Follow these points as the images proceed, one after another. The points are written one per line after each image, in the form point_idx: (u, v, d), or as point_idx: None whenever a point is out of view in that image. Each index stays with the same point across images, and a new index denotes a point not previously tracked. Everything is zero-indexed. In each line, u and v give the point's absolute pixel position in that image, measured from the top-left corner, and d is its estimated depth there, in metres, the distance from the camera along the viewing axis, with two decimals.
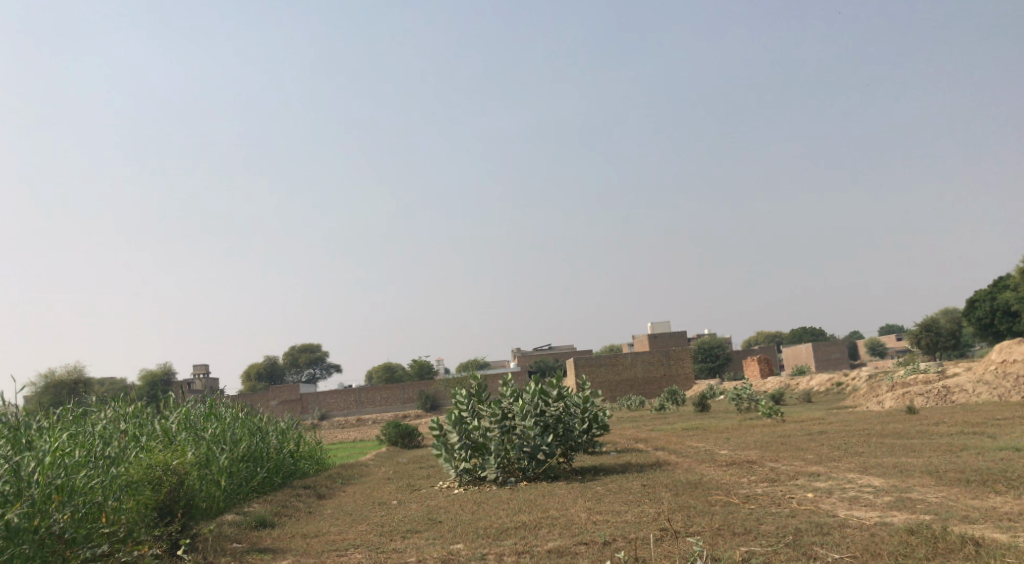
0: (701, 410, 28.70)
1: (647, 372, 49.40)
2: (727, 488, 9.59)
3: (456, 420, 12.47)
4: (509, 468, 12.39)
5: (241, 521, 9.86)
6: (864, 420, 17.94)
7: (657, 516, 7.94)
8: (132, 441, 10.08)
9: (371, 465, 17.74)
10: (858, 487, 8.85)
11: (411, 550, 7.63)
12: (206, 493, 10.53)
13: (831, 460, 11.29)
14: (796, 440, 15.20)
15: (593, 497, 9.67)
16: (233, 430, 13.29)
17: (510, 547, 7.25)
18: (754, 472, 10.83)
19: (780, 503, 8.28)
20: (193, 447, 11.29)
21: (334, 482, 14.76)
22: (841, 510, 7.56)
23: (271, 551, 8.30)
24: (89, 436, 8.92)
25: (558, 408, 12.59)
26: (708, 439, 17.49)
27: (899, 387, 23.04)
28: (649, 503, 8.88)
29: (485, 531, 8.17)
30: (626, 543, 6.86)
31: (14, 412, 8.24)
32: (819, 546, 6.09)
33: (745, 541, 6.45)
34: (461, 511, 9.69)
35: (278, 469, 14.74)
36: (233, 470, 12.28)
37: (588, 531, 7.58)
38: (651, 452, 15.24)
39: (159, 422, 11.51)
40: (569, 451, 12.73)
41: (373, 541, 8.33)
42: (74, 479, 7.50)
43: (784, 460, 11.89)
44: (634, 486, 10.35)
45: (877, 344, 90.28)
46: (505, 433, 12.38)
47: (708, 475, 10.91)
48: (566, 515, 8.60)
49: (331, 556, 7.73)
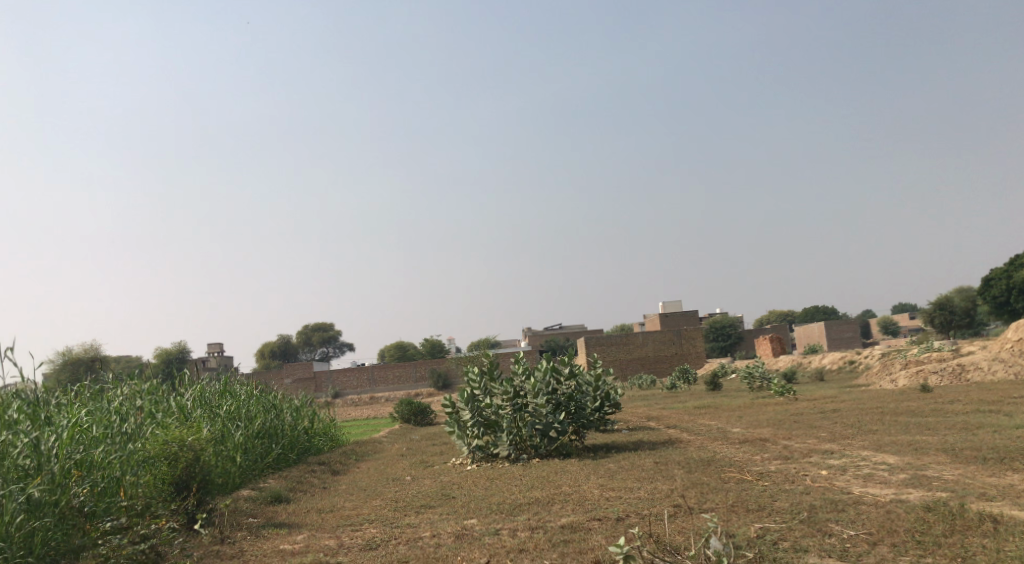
0: (712, 389, 28.65)
1: (658, 351, 49.38)
2: (740, 465, 9.58)
3: (467, 397, 12.51)
4: (521, 445, 12.41)
5: (257, 496, 9.95)
6: (878, 399, 17.88)
7: (671, 493, 7.95)
8: (149, 417, 10.18)
9: (385, 442, 17.87)
10: (873, 465, 8.83)
11: (425, 526, 7.69)
12: (222, 469, 10.63)
13: (845, 438, 11.25)
14: (809, 417, 15.17)
15: (606, 474, 9.70)
16: (248, 407, 13.40)
17: (524, 523, 7.27)
18: (768, 450, 10.82)
19: (794, 480, 8.27)
20: (208, 424, 11.40)
21: (348, 458, 14.88)
22: (856, 487, 7.54)
23: (286, 525, 8.38)
24: (107, 412, 9.01)
25: (570, 386, 12.61)
26: (720, 417, 17.46)
27: (913, 365, 22.91)
28: (662, 480, 8.90)
29: (498, 507, 8.20)
30: (639, 520, 6.87)
31: (33, 387, 8.33)
32: (834, 523, 6.07)
33: (759, 517, 6.45)
34: (474, 487, 9.74)
35: (293, 446, 14.85)
36: (248, 446, 12.39)
37: (601, 507, 7.60)
38: (664, 430, 15.23)
39: (175, 399, 11.61)
40: (581, 429, 12.75)
41: (388, 516, 8.40)
42: (93, 454, 7.57)
43: (797, 438, 11.87)
44: (647, 463, 10.37)
45: (891, 323, 89.79)
46: (517, 411, 12.42)
47: (721, 452, 10.91)
48: (579, 491, 8.63)
49: (346, 531, 7.80)
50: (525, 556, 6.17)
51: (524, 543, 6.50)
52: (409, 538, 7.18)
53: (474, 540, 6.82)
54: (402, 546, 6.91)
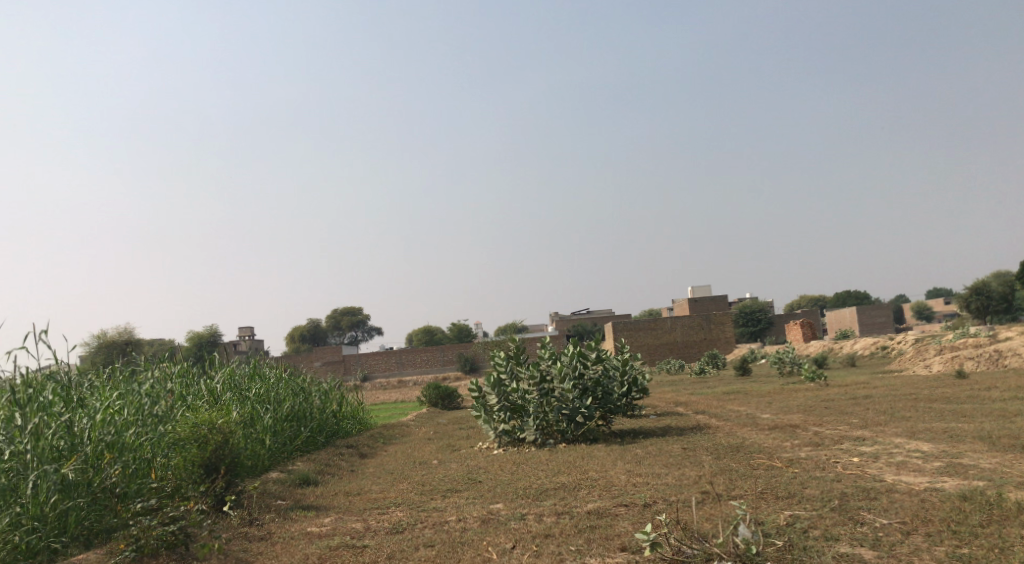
0: (742, 374, 28.41)
1: (687, 337, 49.08)
2: (770, 452, 9.46)
3: (494, 382, 12.54)
4: (548, 430, 12.34)
5: (286, 478, 10.03)
6: (912, 384, 17.61)
7: (699, 479, 7.87)
8: (179, 400, 10.29)
9: (412, 425, 17.95)
10: (906, 452, 8.67)
11: (452, 510, 7.69)
12: (251, 451, 10.74)
13: (878, 425, 11.06)
14: (841, 404, 14.95)
15: (634, 460, 9.64)
16: (277, 390, 13.52)
17: (550, 508, 7.23)
18: (798, 436, 10.67)
19: (825, 467, 8.15)
20: (237, 407, 11.51)
21: (376, 441, 14.96)
22: (889, 475, 7.40)
23: (314, 508, 8.43)
24: (138, 394, 9.10)
25: (597, 370, 12.56)
26: (750, 403, 17.29)
27: (948, 351, 22.50)
28: (690, 466, 8.83)
29: (524, 491, 8.19)
30: (666, 506, 6.81)
31: (67, 369, 8.42)
32: (866, 512, 5.95)
33: (790, 504, 6.36)
34: (501, 471, 9.73)
35: (322, 429, 14.96)
36: (277, 429, 12.49)
37: (628, 493, 7.54)
38: (692, 415, 15.11)
39: (205, 382, 11.74)
40: (608, 414, 12.68)
41: (415, 500, 8.41)
42: (124, 436, 7.66)
43: (828, 424, 11.70)
44: (674, 449, 10.29)
45: (925, 309, 88.33)
46: (544, 395, 12.38)
47: (750, 439, 10.78)
48: (606, 477, 8.58)
49: (373, 515, 7.81)
50: (550, 541, 6.13)
51: (550, 528, 6.46)
52: (435, 523, 7.17)
53: (500, 525, 6.79)
54: (428, 530, 6.91)
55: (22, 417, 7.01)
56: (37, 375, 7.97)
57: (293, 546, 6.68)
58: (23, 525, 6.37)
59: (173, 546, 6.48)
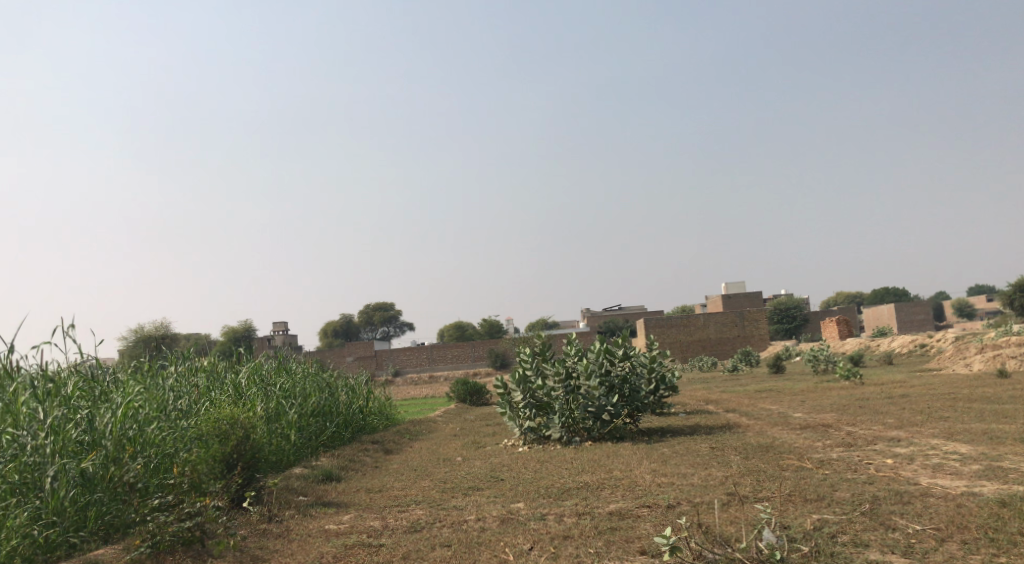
0: (775, 372, 27.96)
1: (719, 333, 48.52)
2: (801, 452, 9.20)
3: (520, 378, 12.39)
4: (574, 428, 12.15)
5: (309, 474, 9.99)
6: (952, 384, 17.14)
7: (725, 480, 7.66)
8: (203, 396, 10.31)
9: (439, 421, 17.91)
10: (943, 454, 8.37)
11: (471, 508, 7.57)
12: (275, 447, 10.75)
13: (914, 425, 10.73)
14: (877, 403, 14.59)
15: (660, 459, 9.45)
16: (303, 386, 13.51)
17: (571, 509, 7.07)
18: (830, 436, 10.38)
19: (857, 469, 7.89)
20: (262, 402, 11.52)
21: (402, 437, 14.91)
22: (925, 478, 7.14)
23: (334, 505, 8.37)
24: (162, 389, 9.10)
25: (625, 367, 12.38)
26: (782, 402, 16.96)
27: (990, 350, 21.81)
28: (717, 466, 8.61)
29: (546, 490, 8.05)
30: (690, 508, 6.62)
31: (91, 364, 8.41)
32: (898, 517, 5.71)
33: (818, 508, 6.14)
34: (524, 469, 9.59)
35: (348, 424, 14.93)
36: (302, 424, 12.48)
37: (651, 494, 7.36)
38: (722, 414, 14.83)
39: (231, 377, 11.76)
40: (636, 412, 12.48)
41: (435, 498, 8.31)
42: (147, 431, 7.63)
43: (862, 424, 11.38)
44: (702, 448, 10.07)
45: (967, 306, 86.32)
46: (570, 393, 12.20)
47: (781, 438, 10.51)
48: (630, 476, 8.40)
49: (393, 513, 7.71)
50: (568, 543, 5.97)
51: (569, 529, 6.30)
52: (454, 522, 7.05)
53: (519, 525, 6.65)
54: (446, 529, 6.79)
55: (44, 412, 7.01)
56: (62, 367, 7.96)
57: (310, 544, 6.62)
58: (43, 519, 6.35)
59: (190, 543, 6.46)
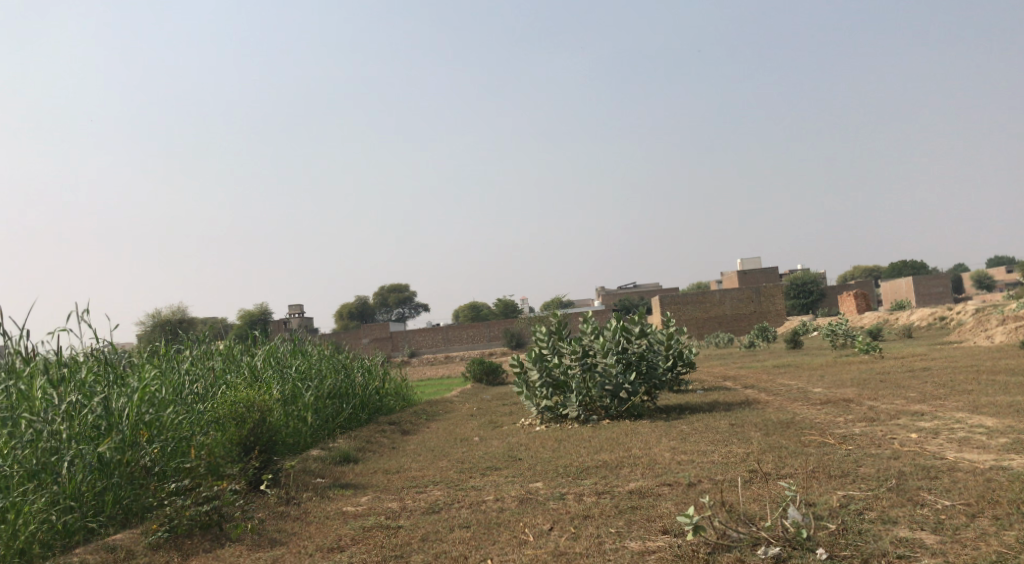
0: (792, 347, 27.72)
1: (735, 309, 48.22)
2: (822, 428, 9.06)
3: (536, 357, 12.25)
4: (591, 406, 12.08)
5: (326, 456, 9.97)
6: (974, 356, 16.94)
7: (746, 457, 7.55)
8: (219, 379, 10.29)
9: (456, 401, 17.89)
10: (969, 428, 8.22)
11: (489, 489, 7.50)
12: (292, 429, 10.74)
13: (937, 399, 10.56)
14: (897, 377, 14.42)
15: (679, 436, 9.34)
16: (319, 368, 13.47)
17: (591, 488, 6.99)
18: (851, 411, 10.23)
19: (881, 444, 7.75)
20: (278, 384, 11.50)
21: (418, 418, 14.89)
22: (951, 452, 6.99)
23: (352, 486, 8.33)
24: (178, 373, 9.05)
25: (641, 344, 12.26)
26: (801, 377, 16.79)
27: (1011, 322, 21.45)
28: (737, 443, 8.51)
29: (565, 470, 7.97)
30: (712, 485, 6.52)
31: (107, 347, 8.35)
32: (926, 492, 5.57)
33: (843, 484, 6.01)
34: (542, 449, 9.52)
35: (365, 406, 14.91)
36: (319, 406, 12.46)
37: (671, 472, 7.25)
38: (740, 390, 14.70)
39: (247, 360, 11.72)
40: (653, 389, 12.39)
41: (453, 478, 8.26)
42: (163, 415, 7.57)
43: (884, 398, 11.20)
44: (722, 425, 9.97)
45: (986, 277, 85.38)
46: (587, 371, 12.08)
47: (801, 414, 10.37)
48: (649, 454, 8.31)
49: (410, 494, 7.67)
50: (588, 523, 5.88)
51: (589, 509, 6.22)
52: (472, 502, 6.98)
53: (538, 505, 6.58)
54: (464, 510, 6.72)
55: (60, 397, 6.95)
56: (77, 351, 7.90)
57: (328, 526, 6.57)
58: (61, 504, 6.33)
59: (207, 527, 6.43)
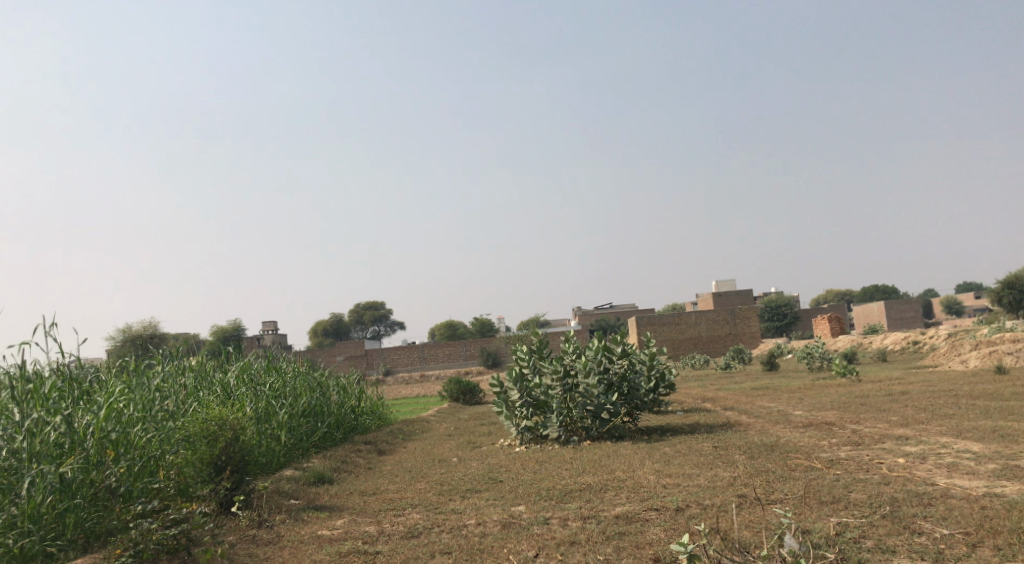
0: (769, 369, 27.75)
1: (711, 331, 48.34)
2: (807, 452, 8.93)
3: (517, 376, 12.09)
4: (572, 427, 11.87)
5: (300, 476, 9.67)
6: (951, 381, 16.98)
7: (734, 481, 7.40)
8: (191, 395, 10.00)
9: (433, 421, 17.59)
10: (956, 453, 8.13)
11: (470, 512, 7.27)
12: (265, 448, 10.43)
13: (919, 423, 10.49)
14: (877, 400, 14.38)
15: (663, 459, 9.17)
16: (294, 386, 13.17)
17: (576, 512, 6.78)
18: (836, 435, 10.12)
19: (869, 468, 7.63)
20: (251, 402, 11.17)
21: (395, 437, 14.59)
22: (941, 478, 6.88)
23: (327, 509, 8.04)
24: (148, 389, 8.74)
25: (623, 365, 12.12)
26: (780, 399, 16.71)
27: (985, 346, 21.63)
28: (723, 466, 8.35)
29: (548, 492, 7.76)
30: (701, 511, 6.34)
31: (73, 363, 8.04)
32: (922, 520, 5.43)
33: (835, 511, 5.87)
34: (523, 471, 9.30)
35: (340, 425, 14.57)
36: (293, 424, 12.16)
37: (658, 496, 7.07)
38: (721, 412, 14.57)
39: (220, 377, 11.41)
40: (635, 411, 12.22)
41: (431, 501, 8.02)
42: (131, 433, 7.25)
43: (867, 422, 11.12)
44: (705, 447, 9.81)
45: (955, 303, 86.25)
46: (568, 391, 11.91)
47: (785, 437, 10.25)
48: (633, 477, 8.12)
49: (388, 517, 7.42)
50: (575, 549, 5.68)
51: (575, 534, 6.01)
52: (453, 527, 6.73)
53: (522, 530, 6.36)
54: (445, 534, 6.48)
55: (22, 413, 6.65)
56: (43, 367, 7.60)
57: (302, 551, 6.30)
58: (18, 527, 6.00)
59: (174, 551, 6.13)
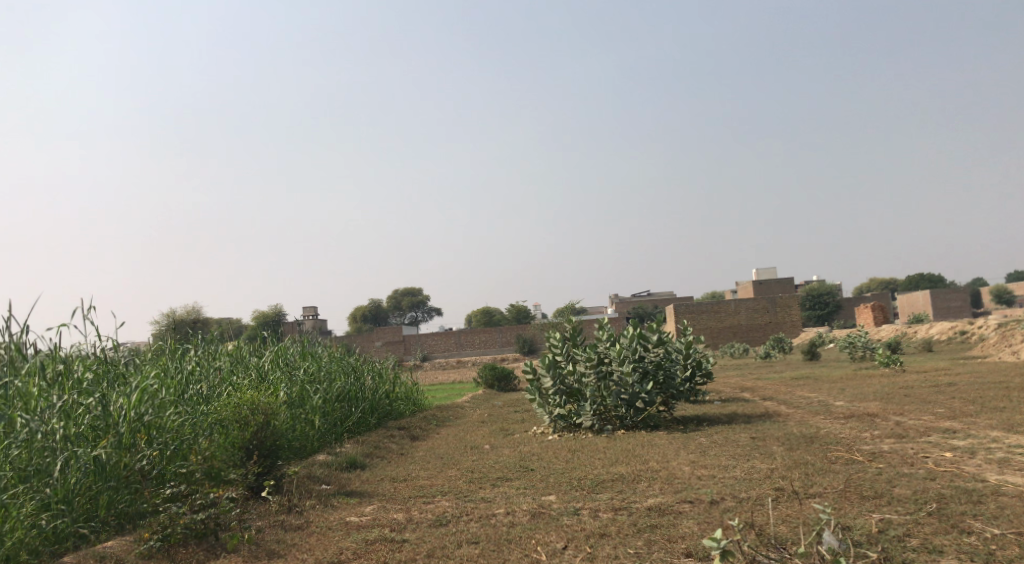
0: (810, 358, 27.19)
1: (751, 319, 47.62)
2: (848, 444, 8.65)
3: (550, 363, 11.94)
4: (605, 415, 11.69)
5: (332, 461, 9.65)
6: (1002, 372, 16.43)
7: (771, 474, 7.17)
8: (225, 379, 10.04)
9: (467, 408, 17.51)
10: (1006, 448, 7.79)
11: (500, 501, 7.16)
12: (298, 433, 10.46)
13: (968, 416, 10.10)
14: (923, 392, 13.92)
15: (698, 449, 8.97)
16: (328, 370, 13.17)
17: (607, 503, 6.63)
18: (878, 427, 9.79)
19: (913, 463, 7.34)
20: (285, 387, 11.20)
21: (429, 424, 14.55)
22: (992, 475, 6.57)
23: (357, 495, 8.01)
24: (182, 372, 8.76)
25: (659, 353, 11.88)
26: (821, 390, 16.32)
27: None
28: (760, 458, 8.11)
29: (579, 482, 7.62)
30: (736, 504, 6.15)
31: (109, 346, 8.07)
32: (972, 519, 5.17)
33: (878, 506, 5.63)
34: (555, 459, 9.15)
35: (374, 410, 14.56)
36: (327, 409, 12.16)
37: (692, 488, 6.88)
38: (759, 402, 14.28)
39: (255, 360, 11.44)
40: (670, 400, 12.00)
41: (462, 488, 7.92)
42: (163, 417, 7.26)
43: (911, 414, 10.75)
44: (742, 438, 9.57)
45: (1006, 292, 83.92)
46: (602, 379, 11.69)
47: (826, 429, 9.94)
48: (667, 468, 7.93)
49: (417, 504, 7.34)
50: (606, 542, 5.52)
51: (606, 526, 5.86)
52: (481, 516, 6.63)
53: (552, 521, 6.23)
54: (474, 523, 6.38)
55: (57, 396, 6.68)
56: (79, 350, 7.63)
57: (329, 538, 6.25)
58: (51, 509, 6.03)
59: (202, 536, 6.14)
